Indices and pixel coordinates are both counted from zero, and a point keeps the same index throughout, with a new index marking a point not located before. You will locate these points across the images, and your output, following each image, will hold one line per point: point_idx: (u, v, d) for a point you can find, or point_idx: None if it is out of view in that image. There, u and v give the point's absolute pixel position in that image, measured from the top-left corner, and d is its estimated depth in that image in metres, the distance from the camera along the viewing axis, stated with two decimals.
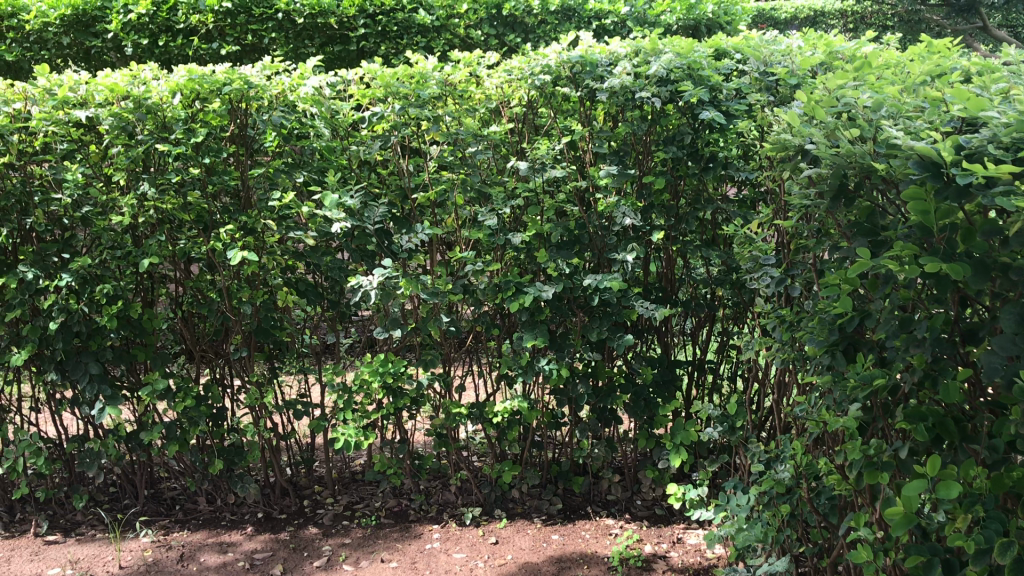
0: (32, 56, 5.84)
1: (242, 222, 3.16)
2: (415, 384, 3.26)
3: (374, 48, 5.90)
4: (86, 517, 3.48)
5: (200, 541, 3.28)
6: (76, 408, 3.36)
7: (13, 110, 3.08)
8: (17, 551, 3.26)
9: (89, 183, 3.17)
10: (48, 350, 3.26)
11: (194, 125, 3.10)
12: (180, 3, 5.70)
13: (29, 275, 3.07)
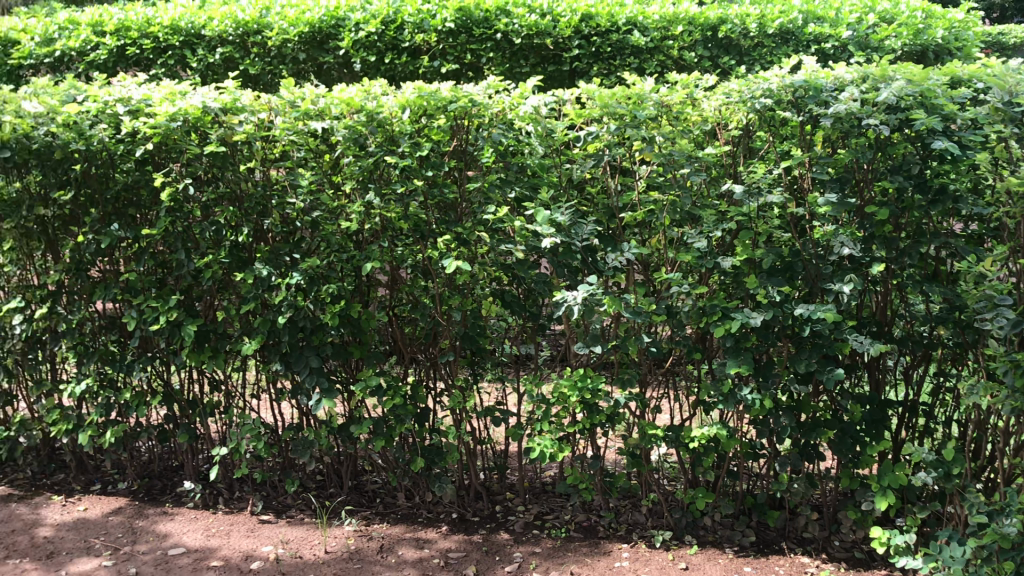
0: (273, 70, 6.31)
1: (457, 232, 3.29)
2: (612, 402, 3.26)
3: (586, 68, 6.00)
4: (296, 501, 3.72)
5: (399, 535, 3.44)
6: (294, 398, 3.60)
7: (258, 120, 3.35)
8: (235, 526, 3.55)
9: (319, 190, 3.38)
10: (275, 342, 3.51)
11: (419, 140, 3.26)
12: (407, 23, 6.01)
13: (264, 272, 3.33)
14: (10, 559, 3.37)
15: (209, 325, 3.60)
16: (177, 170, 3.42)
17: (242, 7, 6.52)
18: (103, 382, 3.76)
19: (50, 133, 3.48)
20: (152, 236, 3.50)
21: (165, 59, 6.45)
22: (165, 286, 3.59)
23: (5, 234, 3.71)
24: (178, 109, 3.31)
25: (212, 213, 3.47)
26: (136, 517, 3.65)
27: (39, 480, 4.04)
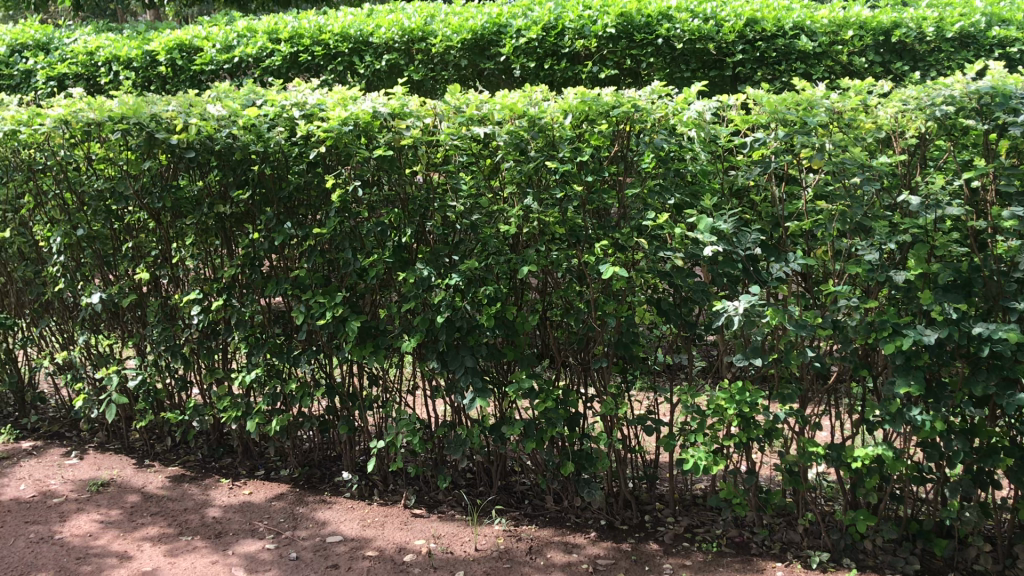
0: (435, 76, 6.47)
1: (615, 238, 3.27)
2: (771, 416, 3.17)
3: (750, 74, 5.88)
4: (447, 497, 3.80)
5: (547, 538, 3.46)
6: (448, 396, 3.68)
7: (424, 125, 3.43)
8: (390, 518, 3.66)
9: (479, 194, 3.42)
10: (433, 340, 3.59)
11: (580, 145, 3.27)
12: (568, 28, 6.04)
13: (425, 272, 3.42)
14: (183, 535, 3.58)
15: (371, 321, 3.72)
16: (347, 172, 3.55)
17: (407, 16, 6.75)
18: (271, 372, 3.94)
19: (232, 135, 3.70)
20: (322, 234, 3.65)
21: (334, 66, 6.69)
22: (331, 283, 3.74)
23: (188, 230, 3.97)
24: (350, 113, 3.45)
25: (377, 213, 3.57)
26: (297, 503, 3.82)
27: (209, 463, 4.29)
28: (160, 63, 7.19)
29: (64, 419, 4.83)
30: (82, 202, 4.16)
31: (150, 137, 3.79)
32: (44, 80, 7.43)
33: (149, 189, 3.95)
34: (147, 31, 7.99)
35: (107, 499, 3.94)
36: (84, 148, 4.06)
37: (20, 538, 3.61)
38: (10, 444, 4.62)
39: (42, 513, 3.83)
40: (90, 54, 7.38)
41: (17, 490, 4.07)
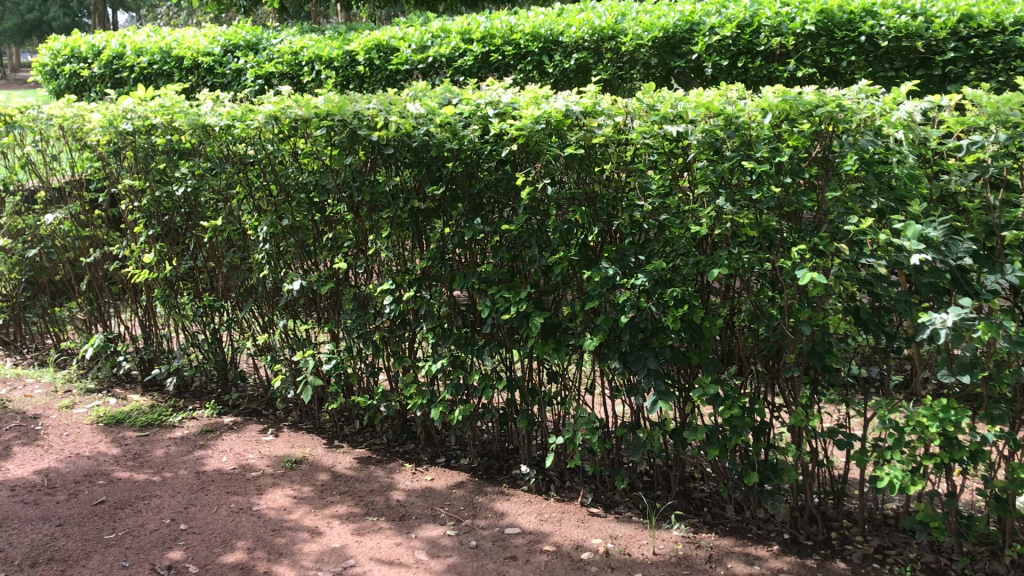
0: (623, 74, 6.53)
1: (812, 243, 3.15)
2: (979, 438, 2.97)
3: (963, 72, 5.55)
4: (625, 498, 3.78)
5: (727, 547, 3.38)
6: (629, 397, 3.66)
7: (615, 123, 3.42)
8: (567, 515, 3.69)
9: (670, 194, 3.40)
10: (617, 340, 3.56)
11: (779, 145, 3.17)
12: (764, 26, 5.97)
13: (611, 272, 3.37)
14: (369, 516, 3.73)
15: (554, 318, 3.75)
16: (536, 170, 3.60)
17: (597, 14, 6.84)
18: (455, 363, 4.03)
19: (429, 133, 3.82)
20: (510, 231, 3.71)
21: (524, 65, 6.83)
22: (517, 278, 3.79)
23: (384, 223, 4.13)
24: (543, 112, 3.48)
25: (565, 212, 3.60)
26: (477, 493, 3.91)
27: (393, 447, 4.46)
28: (358, 63, 7.51)
29: (261, 397, 5.14)
30: (287, 194, 4.42)
31: (353, 133, 3.98)
32: (253, 79, 7.89)
33: (349, 183, 4.15)
34: (346, 32, 8.35)
35: (300, 475, 4.16)
36: (292, 143, 4.30)
37: (222, 507, 3.86)
38: (214, 418, 4.97)
39: (242, 485, 4.08)
40: (295, 54, 7.77)
41: (220, 462, 4.36)
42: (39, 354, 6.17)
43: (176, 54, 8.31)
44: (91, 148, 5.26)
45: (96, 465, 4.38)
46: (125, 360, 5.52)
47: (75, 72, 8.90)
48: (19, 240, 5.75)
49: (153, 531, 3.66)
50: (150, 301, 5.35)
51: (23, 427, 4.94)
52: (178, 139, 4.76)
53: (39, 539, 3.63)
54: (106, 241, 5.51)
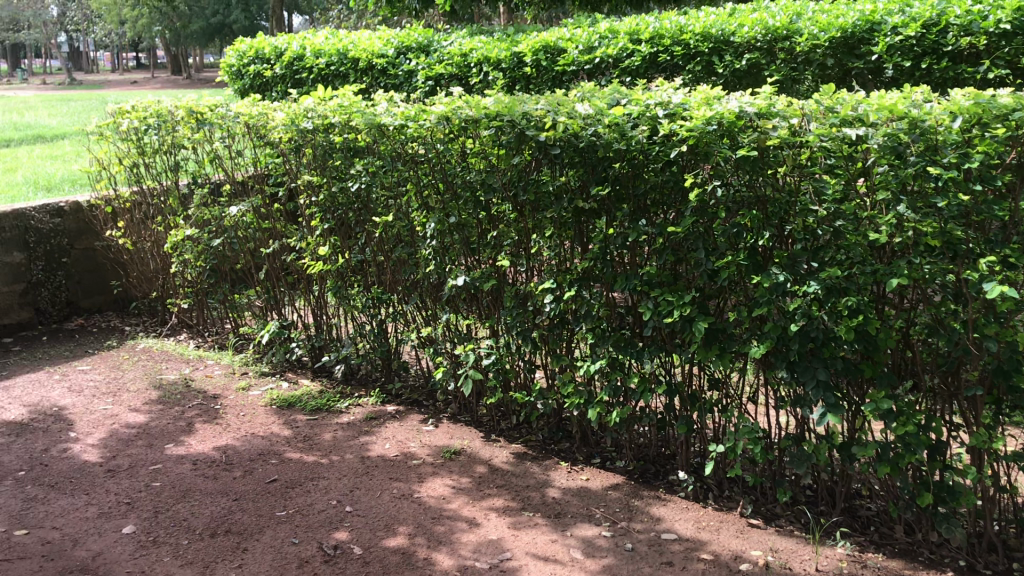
0: (797, 75, 6.43)
1: (1003, 254, 3.03)
2: None
3: None
4: (786, 512, 3.69)
5: (897, 569, 3.24)
6: (794, 408, 3.55)
7: (790, 125, 3.34)
8: (725, 524, 3.63)
9: (846, 200, 3.28)
10: (784, 348, 3.46)
11: (969, 150, 3.01)
12: (953, 25, 5.73)
13: (780, 278, 3.34)
14: (526, 511, 3.78)
15: (718, 324, 3.66)
16: (705, 172, 3.55)
17: (771, 15, 6.73)
18: (613, 365, 4.03)
19: (596, 133, 3.82)
20: (676, 234, 3.66)
21: (693, 66, 6.78)
22: (680, 282, 3.74)
23: (547, 223, 4.14)
24: (715, 113, 3.45)
25: (733, 215, 3.50)
26: (632, 496, 3.89)
27: (549, 445, 4.50)
28: (526, 64, 7.58)
29: (423, 388, 5.29)
30: (454, 191, 4.53)
31: (521, 133, 4.04)
32: (424, 80, 8.08)
33: (515, 182, 4.20)
34: (515, 33, 8.47)
35: (458, 466, 4.26)
36: (460, 142, 4.42)
37: (385, 493, 4.00)
38: (377, 406, 5.15)
39: (403, 473, 4.22)
40: (465, 56, 7.91)
41: (383, 448, 4.52)
42: (219, 338, 6.57)
43: (352, 56, 8.65)
44: (274, 146, 5.56)
45: (269, 445, 4.63)
46: (296, 347, 5.80)
47: (258, 72, 9.41)
48: (206, 230, 6.15)
49: (321, 511, 3.84)
50: (322, 291, 5.59)
51: (205, 405, 5.28)
52: (354, 138, 4.98)
53: (218, 512, 3.88)
54: (283, 234, 5.81)
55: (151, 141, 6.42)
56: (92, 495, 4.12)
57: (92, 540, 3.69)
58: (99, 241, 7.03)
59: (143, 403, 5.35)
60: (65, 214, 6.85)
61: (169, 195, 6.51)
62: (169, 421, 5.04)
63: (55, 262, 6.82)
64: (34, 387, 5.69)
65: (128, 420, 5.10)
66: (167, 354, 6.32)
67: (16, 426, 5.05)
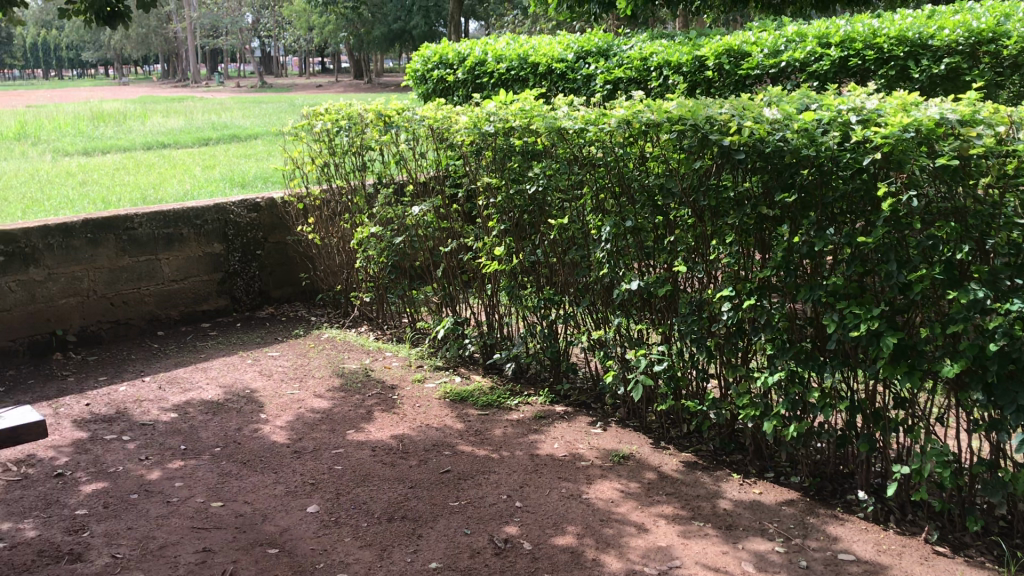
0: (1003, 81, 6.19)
1: None
2: None
3: None
4: (976, 542, 3.49)
5: None
6: (990, 433, 3.35)
7: (998, 133, 3.23)
8: (907, 549, 3.47)
9: None
10: (981, 369, 3.28)
11: None
12: None
13: (981, 294, 3.15)
14: (695, 520, 3.74)
15: (907, 340, 3.51)
16: (900, 181, 3.43)
17: (976, 18, 6.49)
18: (792, 377, 3.93)
19: (784, 139, 3.75)
20: (865, 244, 3.53)
21: (886, 70, 6.56)
22: (867, 295, 3.60)
23: (728, 229, 4.08)
24: (913, 120, 3.34)
25: (930, 226, 3.36)
26: (808, 513, 3.78)
27: (720, 456, 4.44)
28: (707, 68, 7.48)
29: (591, 391, 5.31)
30: (631, 195, 4.52)
31: (704, 137, 4.02)
32: (602, 84, 8.10)
33: (695, 187, 4.17)
34: (697, 37, 8.40)
35: (627, 471, 4.26)
36: (639, 146, 4.42)
37: (554, 492, 4.05)
38: (547, 406, 5.22)
39: (572, 473, 4.26)
40: (645, 60, 7.87)
41: (553, 448, 4.57)
42: (396, 332, 6.83)
43: (532, 61, 8.79)
44: (456, 148, 5.73)
45: (442, 437, 4.78)
46: (469, 343, 5.95)
47: (442, 77, 9.72)
48: (389, 228, 6.40)
49: (492, 505, 3.93)
50: (496, 290, 5.71)
51: (383, 395, 5.50)
52: (534, 141, 5.06)
53: (395, 498, 4.04)
54: (461, 234, 5.98)
55: (341, 142, 6.75)
56: (280, 474, 4.38)
57: (280, 516, 3.92)
58: (290, 236, 7.44)
59: (327, 390, 5.63)
60: (261, 209, 7.28)
61: (355, 194, 6.82)
62: (350, 408, 5.29)
63: (250, 254, 7.28)
64: (229, 370, 6.10)
65: (313, 405, 5.39)
66: (348, 344, 6.63)
67: (213, 405, 5.43)
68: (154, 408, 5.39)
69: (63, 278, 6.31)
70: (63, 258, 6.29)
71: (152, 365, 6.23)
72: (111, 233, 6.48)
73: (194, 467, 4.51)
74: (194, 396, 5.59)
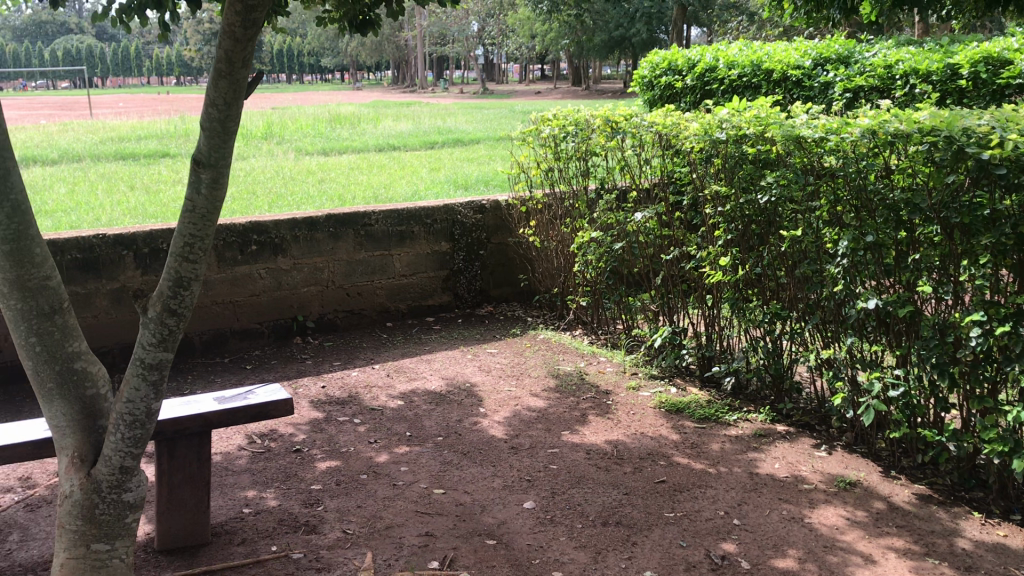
0: None
1: None
2: None
3: None
4: None
5: None
6: None
7: None
8: None
9: None
10: None
11: None
12: None
13: None
14: (930, 557, 3.51)
15: None
16: None
17: None
18: None
19: None
20: None
21: None
22: None
23: (982, 249, 3.82)
24: None
25: None
26: None
27: (958, 492, 4.14)
28: (961, 77, 7.03)
29: (815, 412, 5.10)
30: (871, 209, 4.29)
31: (959, 150, 3.78)
32: (841, 92, 7.75)
33: (945, 204, 3.92)
34: (948, 44, 7.92)
35: (854, 498, 4.06)
36: (885, 158, 4.20)
37: (775, 512, 3.92)
38: (767, 424, 5.06)
39: (794, 495, 4.11)
40: (890, 67, 7.48)
41: (773, 467, 4.43)
42: (611, 337, 6.85)
43: (766, 68, 8.57)
44: (684, 156, 5.66)
45: (658, 446, 4.74)
46: (687, 354, 5.86)
47: (669, 83, 9.66)
48: (609, 233, 6.40)
49: (709, 519, 3.85)
50: (717, 302, 5.59)
51: (598, 399, 5.53)
52: (767, 149, 4.90)
53: (610, 502, 4.05)
54: (683, 242, 5.90)
55: (567, 147, 6.82)
56: (498, 468, 4.50)
57: (498, 508, 4.03)
58: (512, 238, 7.62)
59: (543, 390, 5.73)
60: (486, 211, 7.49)
61: (577, 198, 6.87)
62: (566, 410, 5.35)
63: (474, 254, 7.52)
64: (451, 363, 6.33)
65: (529, 403, 5.50)
66: (564, 347, 6.72)
67: (436, 396, 5.65)
68: (382, 395, 5.68)
69: (306, 268, 6.77)
70: (307, 250, 6.75)
71: (381, 354, 6.57)
72: (351, 229, 6.88)
73: (418, 454, 4.72)
74: (418, 386, 5.85)
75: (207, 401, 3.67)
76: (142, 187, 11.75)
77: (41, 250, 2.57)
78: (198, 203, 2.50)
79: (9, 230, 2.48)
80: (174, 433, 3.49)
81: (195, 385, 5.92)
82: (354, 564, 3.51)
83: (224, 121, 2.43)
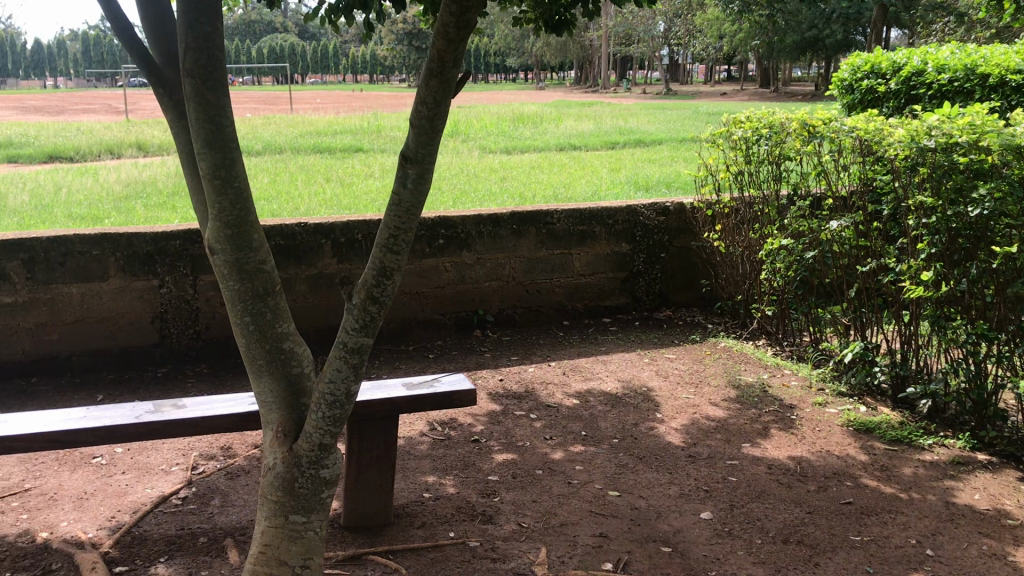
0: None
1: None
2: None
3: None
4: None
5: None
6: None
7: None
8: None
9: None
10: None
11: None
12: None
13: None
14: None
15: None
16: None
17: None
18: None
19: None
20: None
21: None
22: None
23: None
24: None
25: None
26: None
27: None
28: None
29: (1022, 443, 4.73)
30: None
31: None
32: None
33: None
34: None
35: None
36: None
37: (973, 546, 3.67)
38: (966, 452, 4.75)
39: (995, 529, 3.83)
40: None
41: (972, 498, 4.15)
42: (797, 349, 6.62)
43: (981, 72, 8.06)
44: (884, 163, 5.41)
45: (844, 466, 4.54)
46: (879, 372, 5.56)
47: (871, 87, 9.22)
48: (800, 241, 6.16)
49: (898, 547, 3.66)
50: (916, 318, 5.27)
51: (781, 412, 5.36)
52: (982, 159, 4.65)
53: (791, 520, 3.91)
54: (881, 254, 5.60)
55: (759, 150, 6.62)
56: (675, 475, 4.44)
57: (674, 516, 3.97)
58: (695, 242, 7.49)
59: (722, 399, 5.61)
60: (669, 213, 7.39)
61: (766, 204, 6.64)
62: (747, 421, 5.21)
63: (655, 256, 7.45)
64: (628, 366, 6.30)
65: (708, 412, 5.39)
66: (746, 356, 6.55)
67: (613, 398, 5.63)
68: (559, 393, 5.72)
69: (489, 263, 6.91)
70: (492, 246, 6.88)
71: (559, 352, 6.62)
72: (534, 227, 6.96)
73: (594, 454, 4.73)
74: (595, 386, 5.86)
75: (397, 387, 3.79)
76: (337, 180, 12.35)
77: (259, 237, 2.73)
78: (403, 197, 2.60)
79: (233, 216, 2.64)
80: (365, 415, 3.64)
81: (381, 371, 6.16)
82: (528, 558, 3.56)
83: (432, 119, 2.51)
